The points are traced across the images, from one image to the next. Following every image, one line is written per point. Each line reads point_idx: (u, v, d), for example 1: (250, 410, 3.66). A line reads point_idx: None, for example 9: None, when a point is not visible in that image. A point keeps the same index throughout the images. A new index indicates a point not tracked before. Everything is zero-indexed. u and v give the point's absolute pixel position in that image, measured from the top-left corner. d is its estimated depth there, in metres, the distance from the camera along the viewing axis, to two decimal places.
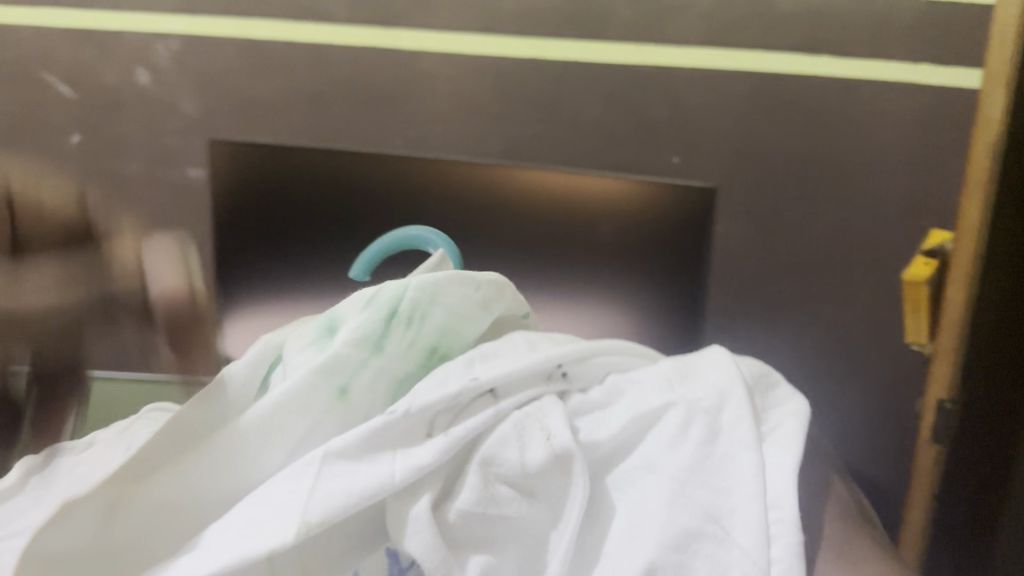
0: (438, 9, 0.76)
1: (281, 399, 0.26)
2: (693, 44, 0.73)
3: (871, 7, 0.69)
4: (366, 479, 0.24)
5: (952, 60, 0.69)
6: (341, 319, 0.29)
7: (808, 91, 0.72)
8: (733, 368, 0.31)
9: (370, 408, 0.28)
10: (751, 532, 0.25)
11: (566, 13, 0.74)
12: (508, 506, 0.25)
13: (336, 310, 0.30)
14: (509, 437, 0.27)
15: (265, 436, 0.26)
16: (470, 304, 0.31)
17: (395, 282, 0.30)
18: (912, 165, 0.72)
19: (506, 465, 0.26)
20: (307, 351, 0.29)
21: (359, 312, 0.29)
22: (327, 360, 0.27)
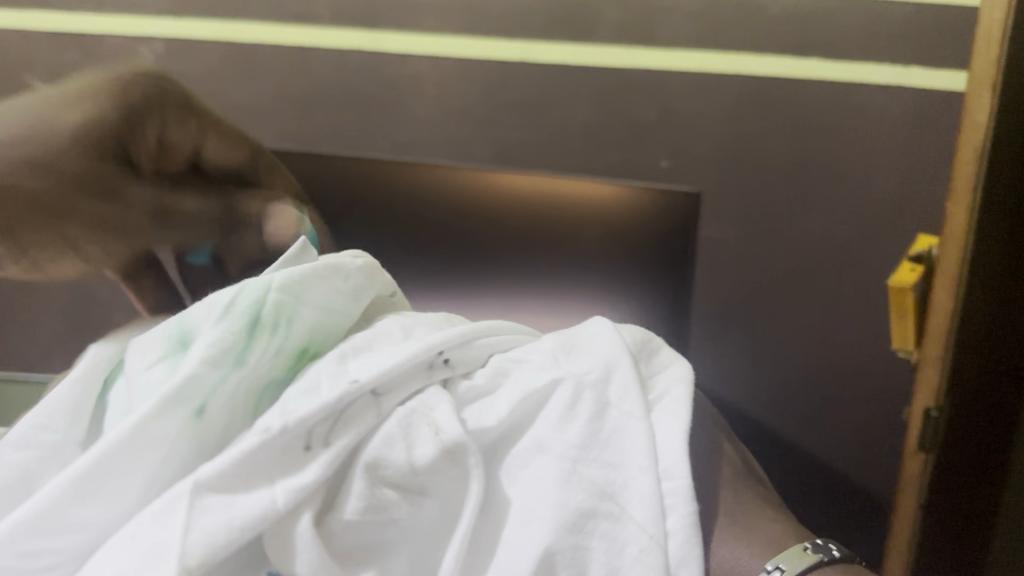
0: (421, 12, 0.75)
1: (125, 441, 0.24)
2: (678, 46, 0.72)
3: (861, 9, 0.68)
4: (248, 507, 0.23)
5: (942, 64, 0.68)
6: (194, 330, 0.27)
7: (795, 94, 0.72)
8: (619, 338, 0.30)
9: (228, 422, 0.26)
10: (646, 505, 0.25)
11: (550, 15, 0.73)
12: (396, 510, 0.25)
13: (188, 318, 0.28)
14: (394, 436, 0.26)
15: (126, 468, 0.25)
16: (340, 296, 0.30)
17: (255, 283, 0.28)
18: (901, 169, 0.71)
19: (392, 466, 0.25)
20: (159, 368, 0.27)
21: (214, 324, 0.27)
22: (176, 386, 0.25)
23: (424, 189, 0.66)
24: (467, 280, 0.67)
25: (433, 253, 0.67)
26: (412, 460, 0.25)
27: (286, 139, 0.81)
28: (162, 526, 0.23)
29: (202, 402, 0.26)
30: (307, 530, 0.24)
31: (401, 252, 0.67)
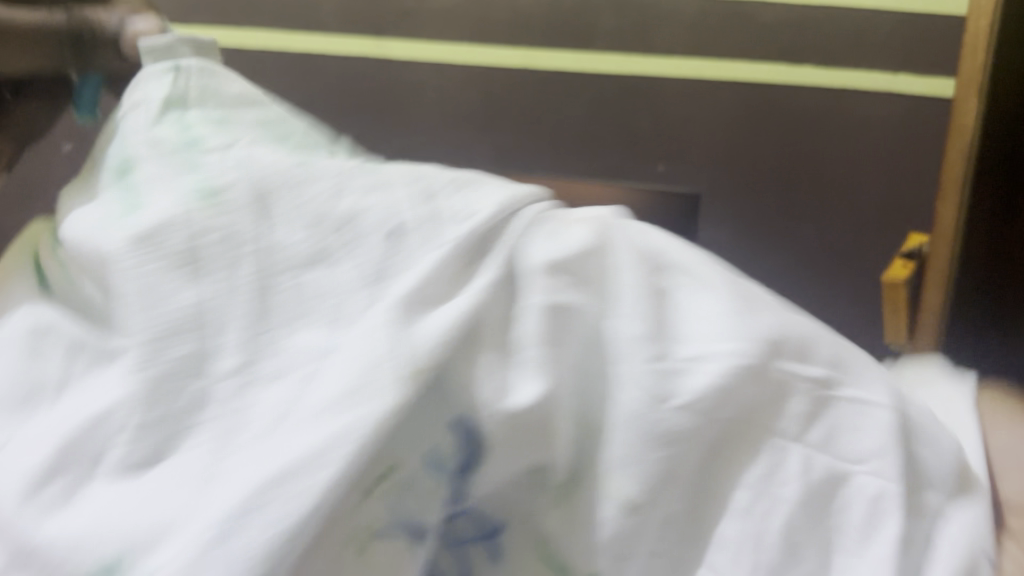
0: (426, 19, 0.76)
1: (139, 243, 0.19)
2: (677, 54, 0.73)
3: (855, 17, 0.70)
4: (448, 314, 0.19)
5: (932, 71, 0.70)
6: (127, 153, 0.23)
7: (789, 99, 0.73)
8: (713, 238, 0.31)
9: (246, 192, 0.21)
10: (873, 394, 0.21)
11: (552, 23, 0.74)
12: (569, 295, 0.20)
13: (116, 152, 0.23)
14: (551, 233, 0.21)
15: (149, 284, 0.19)
16: (221, 88, 0.25)
17: (166, 85, 0.25)
18: (890, 172, 0.74)
19: (550, 248, 0.21)
20: (108, 205, 0.22)
21: (155, 126, 0.23)
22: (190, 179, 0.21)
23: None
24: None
25: None
26: (569, 244, 0.21)
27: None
28: (367, 340, 0.18)
29: (201, 180, 0.21)
30: (499, 360, 0.19)
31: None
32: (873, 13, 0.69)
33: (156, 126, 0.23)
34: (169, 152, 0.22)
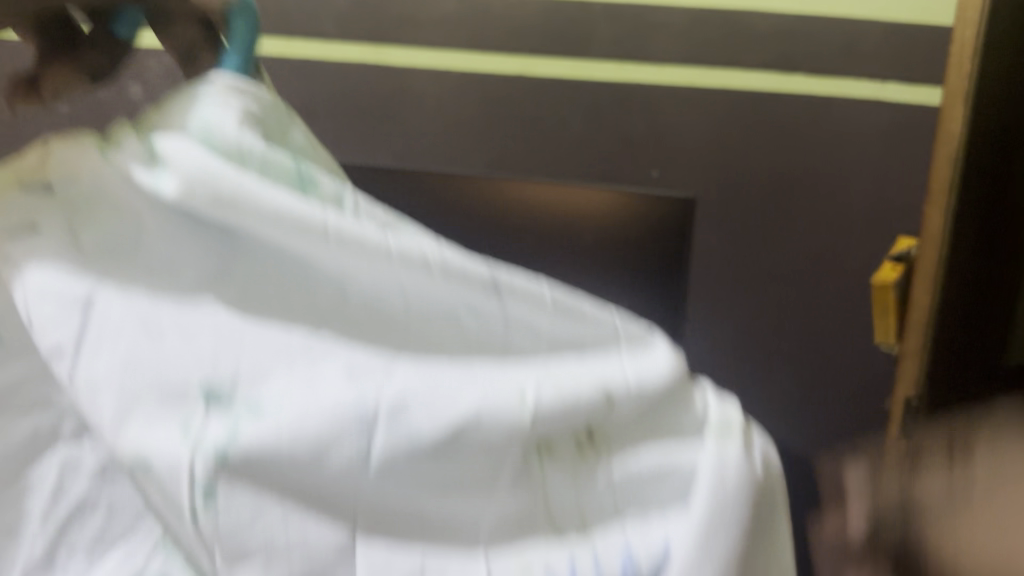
0: (426, 27, 0.78)
1: (281, 213, 0.23)
2: (671, 62, 0.75)
3: (846, 26, 0.71)
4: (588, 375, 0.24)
5: (918, 79, 0.72)
6: (210, 126, 0.25)
7: (780, 107, 0.75)
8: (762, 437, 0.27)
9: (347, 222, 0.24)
10: None
11: (549, 32, 0.76)
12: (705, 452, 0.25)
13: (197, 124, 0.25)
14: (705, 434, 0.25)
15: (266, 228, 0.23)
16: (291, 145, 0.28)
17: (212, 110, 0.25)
18: (881, 179, 0.75)
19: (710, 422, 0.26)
20: (191, 151, 0.24)
21: (244, 126, 0.25)
22: (297, 217, 0.23)
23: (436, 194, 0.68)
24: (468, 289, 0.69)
25: None
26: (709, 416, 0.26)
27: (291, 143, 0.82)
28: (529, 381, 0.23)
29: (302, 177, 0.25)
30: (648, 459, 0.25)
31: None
32: (865, 21, 0.71)
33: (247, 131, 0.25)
34: (262, 164, 0.25)
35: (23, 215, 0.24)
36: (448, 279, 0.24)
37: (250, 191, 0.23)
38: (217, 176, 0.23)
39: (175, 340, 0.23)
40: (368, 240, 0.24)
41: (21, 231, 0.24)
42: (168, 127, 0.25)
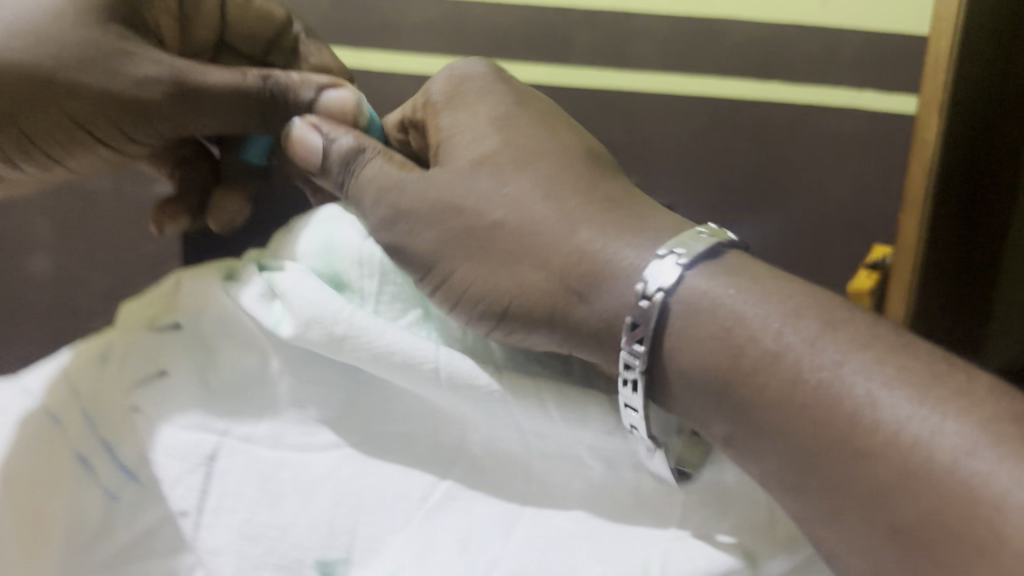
0: (406, 32, 0.76)
1: (390, 348, 0.43)
2: (653, 69, 0.74)
3: (822, 35, 0.72)
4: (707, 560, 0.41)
5: (892, 87, 0.73)
6: (343, 280, 0.47)
7: (759, 113, 0.75)
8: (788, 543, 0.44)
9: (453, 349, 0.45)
10: None
11: (533, 37, 0.75)
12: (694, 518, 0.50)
13: (336, 269, 0.47)
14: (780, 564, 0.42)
15: (397, 366, 0.43)
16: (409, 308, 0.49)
17: (352, 254, 0.47)
18: (857, 180, 0.76)
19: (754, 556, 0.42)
20: (308, 284, 0.44)
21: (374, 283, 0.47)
22: (406, 355, 0.43)
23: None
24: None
25: None
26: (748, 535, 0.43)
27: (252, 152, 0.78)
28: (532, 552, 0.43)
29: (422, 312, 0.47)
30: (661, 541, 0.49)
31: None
32: (840, 31, 0.72)
33: (382, 286, 0.47)
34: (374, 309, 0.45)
35: (159, 358, 0.46)
36: (463, 394, 0.43)
37: (358, 332, 0.43)
38: (330, 329, 0.43)
39: (293, 502, 0.43)
40: (470, 384, 0.43)
41: (149, 377, 0.45)
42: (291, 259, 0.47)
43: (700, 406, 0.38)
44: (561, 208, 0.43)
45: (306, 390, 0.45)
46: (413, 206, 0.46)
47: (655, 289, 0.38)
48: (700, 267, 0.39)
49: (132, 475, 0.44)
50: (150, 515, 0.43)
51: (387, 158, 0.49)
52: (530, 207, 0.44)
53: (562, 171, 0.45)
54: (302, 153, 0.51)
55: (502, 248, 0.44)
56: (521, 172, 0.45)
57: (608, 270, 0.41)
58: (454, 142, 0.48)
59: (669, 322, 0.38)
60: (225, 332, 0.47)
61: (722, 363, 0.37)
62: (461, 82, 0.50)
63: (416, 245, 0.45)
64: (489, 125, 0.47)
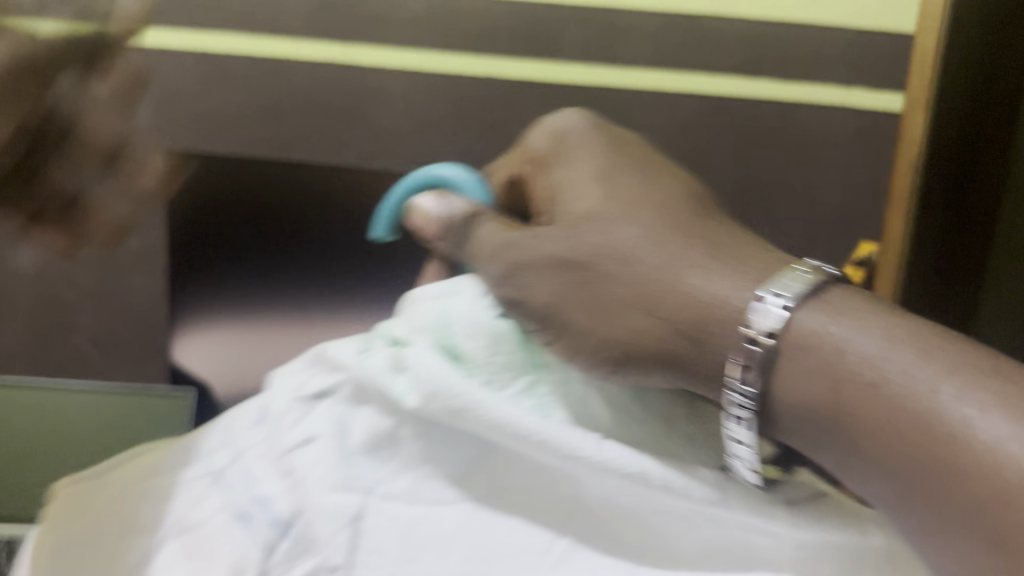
0: (395, 27, 0.76)
1: (506, 417, 0.39)
2: (642, 65, 0.74)
3: (811, 32, 0.72)
4: None
5: (880, 85, 0.73)
6: (460, 347, 0.41)
7: (748, 110, 0.75)
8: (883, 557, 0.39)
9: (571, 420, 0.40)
10: None
11: (522, 33, 0.75)
12: None
13: (452, 339, 0.41)
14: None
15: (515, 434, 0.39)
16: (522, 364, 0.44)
17: (466, 322, 0.41)
18: (843, 179, 0.76)
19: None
20: (426, 355, 0.40)
21: (491, 351, 0.41)
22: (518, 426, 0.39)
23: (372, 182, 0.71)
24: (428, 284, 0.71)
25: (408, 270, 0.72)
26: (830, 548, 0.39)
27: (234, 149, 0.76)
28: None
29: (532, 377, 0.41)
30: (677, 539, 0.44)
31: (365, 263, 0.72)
32: (828, 28, 0.72)
33: (498, 354, 0.41)
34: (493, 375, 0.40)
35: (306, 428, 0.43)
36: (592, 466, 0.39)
37: (474, 413, 0.39)
38: (443, 402, 0.39)
39: (431, 556, 0.39)
40: (578, 455, 0.38)
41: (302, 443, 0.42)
42: (415, 335, 0.41)
43: (806, 434, 0.36)
44: (666, 257, 0.40)
45: (427, 458, 0.41)
46: (523, 257, 0.43)
47: (763, 329, 0.36)
48: (805, 303, 0.36)
49: (278, 523, 0.41)
50: (302, 566, 0.39)
51: (503, 225, 0.46)
52: (631, 252, 0.41)
53: (666, 220, 0.41)
54: (422, 222, 0.48)
55: (616, 297, 0.41)
56: (631, 226, 0.41)
57: (709, 310, 0.38)
58: (563, 195, 0.44)
59: (778, 360, 0.36)
60: (356, 400, 0.43)
61: (824, 395, 0.35)
62: (561, 139, 0.46)
63: (526, 301, 0.42)
64: (591, 174, 0.44)
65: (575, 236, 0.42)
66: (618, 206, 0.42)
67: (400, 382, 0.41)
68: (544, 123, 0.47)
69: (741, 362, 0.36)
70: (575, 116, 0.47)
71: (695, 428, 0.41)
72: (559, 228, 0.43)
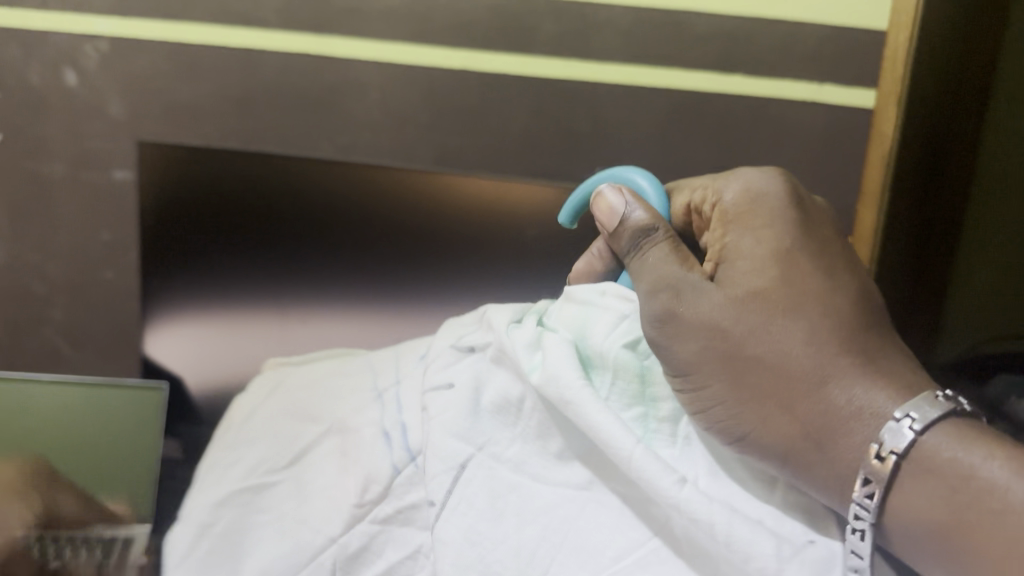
0: (370, 20, 0.75)
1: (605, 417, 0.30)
2: (616, 61, 0.74)
3: (784, 29, 0.72)
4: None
5: (852, 82, 0.73)
6: (592, 342, 0.34)
7: (720, 105, 0.75)
8: None
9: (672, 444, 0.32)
10: None
11: (496, 26, 0.74)
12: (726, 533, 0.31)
13: (587, 326, 0.35)
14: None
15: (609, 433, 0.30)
16: None
17: (609, 310, 0.35)
18: (815, 178, 0.75)
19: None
20: (530, 334, 0.34)
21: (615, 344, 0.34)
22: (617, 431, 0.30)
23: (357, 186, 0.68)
24: (405, 300, 0.71)
25: (396, 255, 0.69)
26: None
27: (215, 140, 0.79)
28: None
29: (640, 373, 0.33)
30: None
31: (345, 271, 0.70)
32: (802, 24, 0.72)
33: (618, 353, 0.33)
34: (618, 367, 0.33)
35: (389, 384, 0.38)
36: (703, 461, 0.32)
37: (582, 421, 0.31)
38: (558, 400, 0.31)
39: (510, 521, 0.31)
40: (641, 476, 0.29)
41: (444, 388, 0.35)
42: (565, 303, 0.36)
43: (918, 551, 0.30)
44: (817, 362, 0.33)
45: (544, 435, 0.33)
46: (682, 310, 0.35)
47: (885, 450, 0.30)
48: (938, 426, 0.30)
49: (410, 451, 0.34)
50: (415, 494, 0.33)
51: (674, 252, 0.37)
52: (782, 346, 0.34)
53: (837, 316, 0.34)
54: (600, 213, 0.39)
55: (746, 387, 0.34)
56: (790, 317, 0.34)
57: (849, 420, 0.32)
58: (733, 270, 0.36)
59: (902, 480, 0.30)
60: (496, 364, 0.35)
61: (940, 516, 0.29)
62: (757, 199, 0.38)
63: (673, 350, 0.34)
64: (768, 257, 0.36)
65: (742, 320, 0.35)
66: (799, 290, 0.35)
67: (522, 340, 0.34)
68: (734, 176, 0.39)
69: (863, 481, 0.30)
70: (774, 176, 0.39)
71: (792, 496, 0.31)
72: (726, 294, 0.36)
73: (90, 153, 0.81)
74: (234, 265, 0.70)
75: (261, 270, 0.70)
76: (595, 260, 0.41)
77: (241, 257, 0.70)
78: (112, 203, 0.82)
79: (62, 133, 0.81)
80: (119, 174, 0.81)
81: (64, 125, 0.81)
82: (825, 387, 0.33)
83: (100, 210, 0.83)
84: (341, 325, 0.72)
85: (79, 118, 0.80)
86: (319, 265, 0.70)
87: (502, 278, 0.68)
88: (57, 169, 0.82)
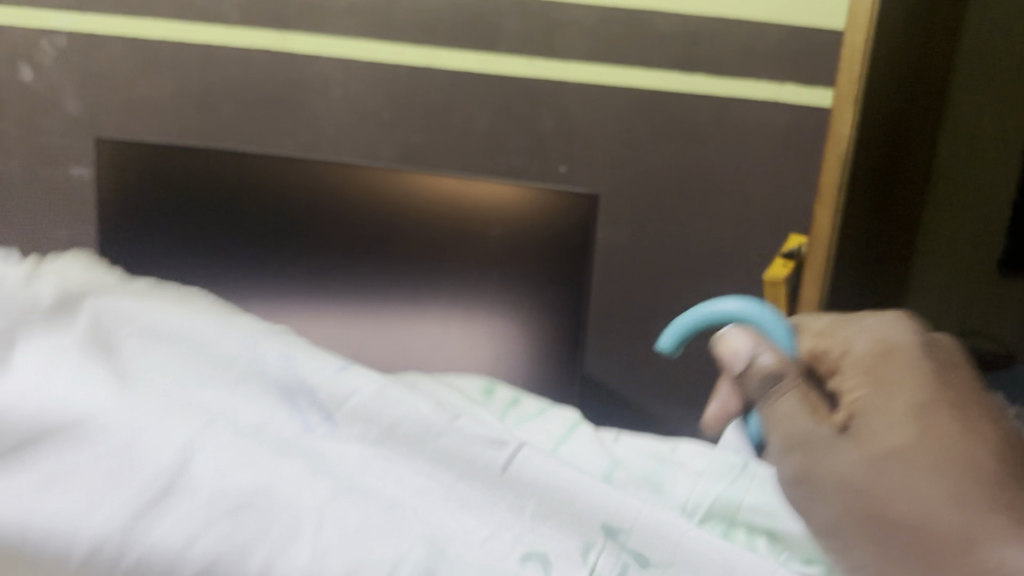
0: (332, 16, 0.75)
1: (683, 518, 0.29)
2: (580, 59, 0.75)
3: (746, 30, 0.73)
4: None
5: (811, 83, 0.73)
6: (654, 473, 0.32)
7: (682, 106, 0.76)
8: None
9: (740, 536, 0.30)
10: None
11: (460, 24, 0.74)
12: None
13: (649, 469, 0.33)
14: None
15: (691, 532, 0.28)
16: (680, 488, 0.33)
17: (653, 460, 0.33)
18: (774, 177, 0.77)
19: None
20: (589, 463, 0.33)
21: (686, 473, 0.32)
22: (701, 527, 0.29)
23: (321, 184, 0.67)
24: (367, 300, 0.70)
25: (362, 252, 0.69)
26: None
27: (175, 138, 0.79)
28: None
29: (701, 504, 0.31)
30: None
31: (308, 270, 0.69)
32: (763, 24, 0.73)
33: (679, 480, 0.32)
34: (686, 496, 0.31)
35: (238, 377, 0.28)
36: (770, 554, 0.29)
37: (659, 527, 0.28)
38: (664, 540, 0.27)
39: None
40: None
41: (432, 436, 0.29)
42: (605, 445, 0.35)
43: None
44: (963, 521, 0.25)
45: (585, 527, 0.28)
46: (817, 470, 0.27)
47: None
48: None
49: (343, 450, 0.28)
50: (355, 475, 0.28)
51: (808, 397, 0.28)
52: (926, 492, 0.26)
53: (993, 474, 0.26)
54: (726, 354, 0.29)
55: (895, 548, 0.25)
56: (933, 474, 0.26)
57: None
58: (864, 421, 0.27)
59: None
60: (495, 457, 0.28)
61: None
62: (886, 353, 0.29)
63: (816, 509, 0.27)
64: (903, 413, 0.27)
65: (880, 478, 0.26)
66: (946, 458, 0.26)
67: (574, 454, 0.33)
68: (859, 323, 0.31)
69: None
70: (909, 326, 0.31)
71: None
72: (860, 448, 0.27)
73: (49, 150, 0.80)
74: (193, 262, 0.70)
75: (225, 266, 0.70)
76: (728, 402, 0.31)
77: (202, 254, 0.69)
78: (69, 200, 0.81)
79: (18, 129, 0.80)
80: (77, 171, 0.80)
81: (20, 120, 0.79)
82: (975, 538, 0.25)
83: (57, 206, 0.82)
84: (300, 323, 0.71)
85: (37, 115, 0.79)
86: (281, 264, 0.69)
87: (467, 276, 0.68)
88: (13, 165, 0.81)
